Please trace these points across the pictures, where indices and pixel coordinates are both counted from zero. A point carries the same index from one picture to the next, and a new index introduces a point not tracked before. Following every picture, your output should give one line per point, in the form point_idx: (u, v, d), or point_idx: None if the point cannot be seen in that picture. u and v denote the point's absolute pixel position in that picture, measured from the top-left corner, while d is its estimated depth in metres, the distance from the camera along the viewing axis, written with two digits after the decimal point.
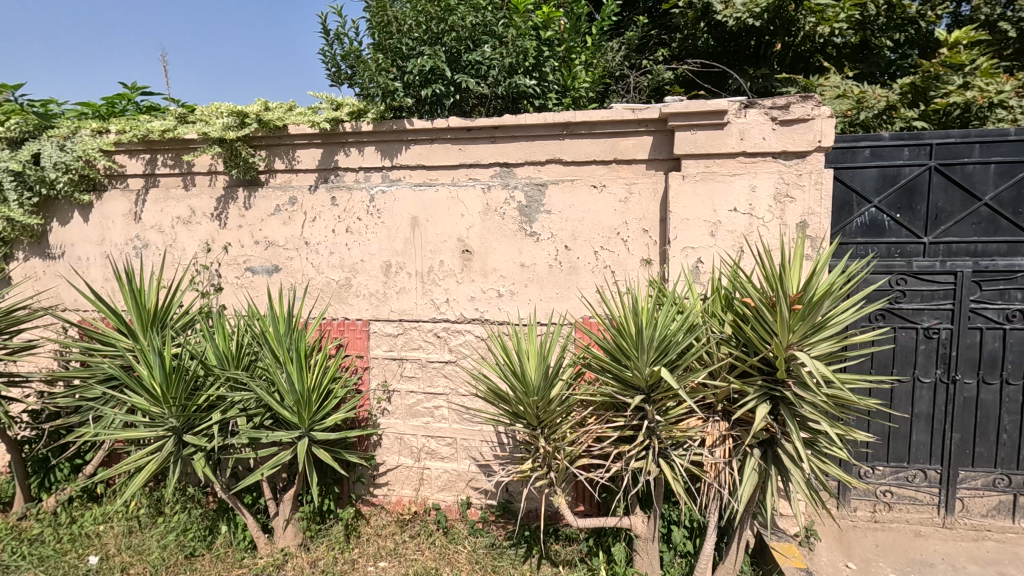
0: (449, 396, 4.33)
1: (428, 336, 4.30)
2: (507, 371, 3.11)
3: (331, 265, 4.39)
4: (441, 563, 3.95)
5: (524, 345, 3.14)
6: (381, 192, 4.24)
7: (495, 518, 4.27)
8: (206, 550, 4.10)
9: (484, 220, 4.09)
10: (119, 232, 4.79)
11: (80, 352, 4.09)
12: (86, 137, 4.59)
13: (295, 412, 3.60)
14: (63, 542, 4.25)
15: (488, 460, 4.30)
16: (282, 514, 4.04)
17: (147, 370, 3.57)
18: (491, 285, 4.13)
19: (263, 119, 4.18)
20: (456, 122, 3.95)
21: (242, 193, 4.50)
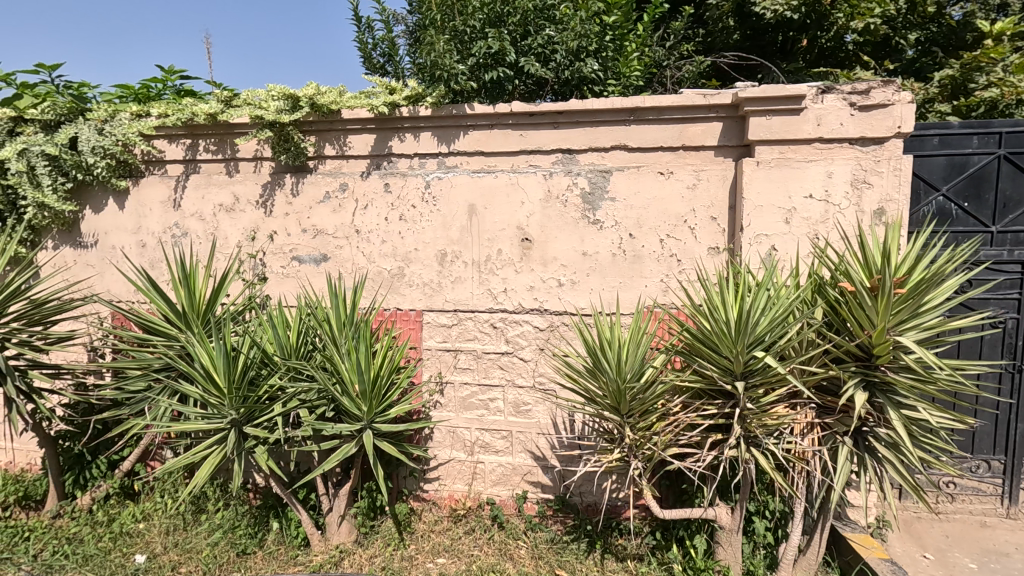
0: (505, 388, 4.24)
1: (484, 327, 4.21)
2: (594, 358, 3.02)
3: (383, 254, 4.28)
4: (503, 559, 3.85)
5: (608, 332, 3.04)
6: (436, 179, 4.14)
7: (552, 513, 4.18)
8: (258, 548, 3.96)
9: (545, 208, 4.00)
10: (156, 219, 4.62)
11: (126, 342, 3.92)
12: (126, 121, 4.43)
13: (360, 403, 3.48)
14: (104, 540, 4.08)
15: (544, 453, 4.22)
16: (337, 509, 3.92)
17: (208, 360, 3.42)
18: (551, 274, 4.04)
19: (317, 103, 4.05)
20: (520, 106, 3.86)
21: (289, 179, 4.37)
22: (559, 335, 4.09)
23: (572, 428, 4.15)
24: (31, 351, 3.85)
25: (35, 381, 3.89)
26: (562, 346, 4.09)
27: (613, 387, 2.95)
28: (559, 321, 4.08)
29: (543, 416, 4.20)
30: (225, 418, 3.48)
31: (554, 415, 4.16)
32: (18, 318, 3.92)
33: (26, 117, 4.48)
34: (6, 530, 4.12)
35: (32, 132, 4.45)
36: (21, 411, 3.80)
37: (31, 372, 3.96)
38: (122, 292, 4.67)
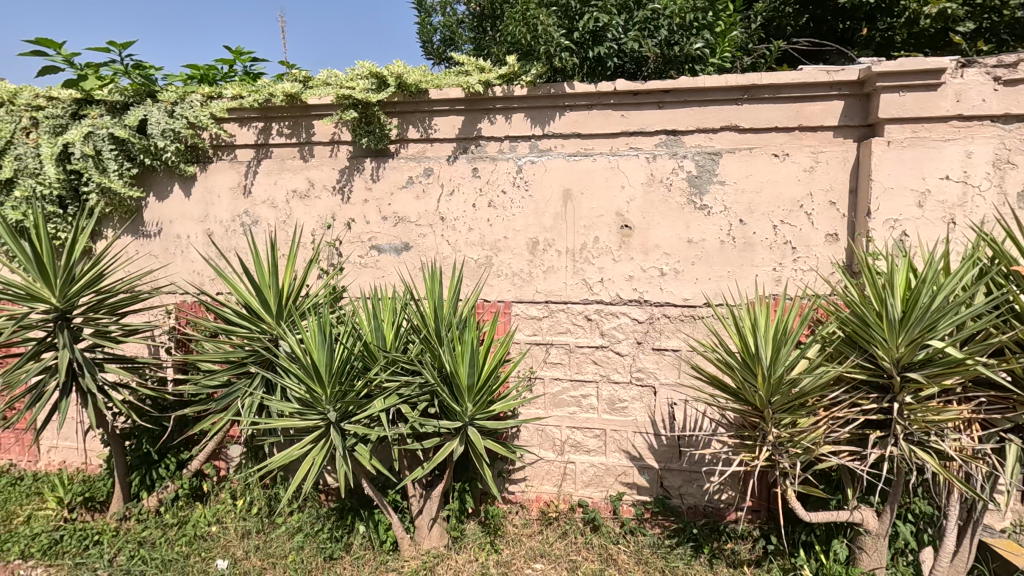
0: (599, 384, 4.01)
1: (578, 319, 3.98)
2: (740, 346, 2.80)
3: (470, 243, 4.06)
4: (606, 566, 3.63)
5: (756, 321, 2.78)
6: (530, 163, 3.92)
7: (651, 515, 3.96)
8: (345, 553, 3.74)
9: (647, 192, 3.78)
10: (225, 207, 4.41)
11: (207, 335, 3.72)
12: (197, 103, 4.21)
13: (464, 400, 3.26)
14: (179, 544, 3.88)
15: (641, 453, 4.00)
16: (429, 512, 3.72)
17: (305, 355, 3.19)
18: (652, 263, 3.82)
19: (405, 82, 3.84)
20: (625, 85, 3.65)
21: (369, 164, 4.15)
22: (659, 328, 3.88)
23: (671, 427, 3.94)
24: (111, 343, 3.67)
25: (113, 374, 3.70)
26: (664, 340, 3.88)
27: (761, 379, 2.72)
28: (660, 313, 3.86)
29: (640, 413, 3.98)
30: (320, 414, 3.26)
31: (652, 412, 3.96)
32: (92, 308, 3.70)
33: (92, 98, 4.28)
34: (76, 533, 3.92)
35: (98, 115, 4.25)
36: (101, 406, 3.62)
37: (107, 366, 3.77)
38: (188, 284, 4.46)
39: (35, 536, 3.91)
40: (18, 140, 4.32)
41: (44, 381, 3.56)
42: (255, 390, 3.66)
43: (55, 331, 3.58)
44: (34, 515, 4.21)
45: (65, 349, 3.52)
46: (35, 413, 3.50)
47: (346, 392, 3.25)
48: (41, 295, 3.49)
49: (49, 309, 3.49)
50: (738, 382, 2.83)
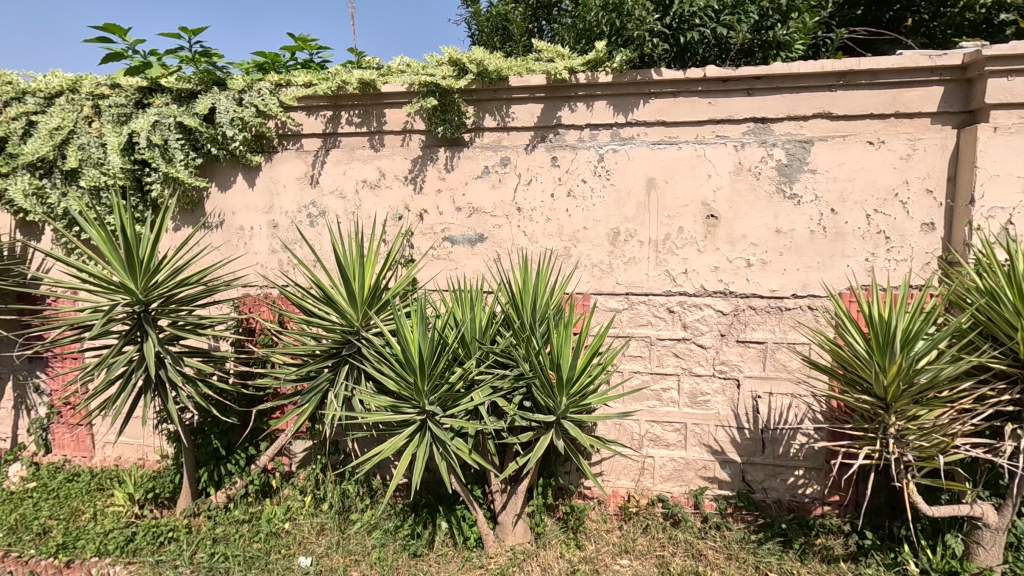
0: (680, 377, 3.94)
1: (659, 311, 3.91)
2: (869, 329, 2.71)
3: (547, 234, 3.98)
4: (696, 562, 3.56)
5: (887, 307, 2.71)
6: (612, 152, 3.84)
7: (733, 510, 3.90)
8: (429, 550, 3.67)
9: (735, 181, 3.71)
10: (291, 197, 4.32)
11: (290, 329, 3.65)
12: (266, 91, 4.12)
13: (561, 395, 3.17)
14: (255, 542, 3.81)
15: (723, 447, 3.94)
16: (513, 508, 3.65)
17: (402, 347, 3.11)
18: (739, 254, 3.75)
19: (486, 69, 3.76)
20: (716, 71, 3.56)
21: (443, 153, 4.06)
22: (744, 320, 3.81)
23: (755, 421, 3.87)
24: (192, 337, 3.78)
25: (193, 368, 3.81)
26: (749, 332, 3.81)
27: (892, 368, 2.60)
28: (746, 304, 3.80)
29: (723, 406, 3.91)
30: (415, 406, 3.21)
31: (736, 405, 3.89)
32: (169, 302, 3.79)
33: (158, 86, 4.19)
34: (150, 530, 3.85)
35: (164, 103, 4.16)
36: (184, 397, 3.77)
37: (187, 359, 3.89)
38: (253, 276, 4.38)
39: (108, 533, 3.86)
40: (81, 129, 4.24)
41: (128, 373, 3.72)
42: (343, 383, 3.61)
43: (138, 325, 3.72)
44: (101, 512, 4.15)
45: (149, 343, 3.65)
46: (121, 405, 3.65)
47: (441, 385, 3.18)
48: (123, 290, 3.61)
49: (128, 304, 3.57)
50: (864, 369, 2.73)
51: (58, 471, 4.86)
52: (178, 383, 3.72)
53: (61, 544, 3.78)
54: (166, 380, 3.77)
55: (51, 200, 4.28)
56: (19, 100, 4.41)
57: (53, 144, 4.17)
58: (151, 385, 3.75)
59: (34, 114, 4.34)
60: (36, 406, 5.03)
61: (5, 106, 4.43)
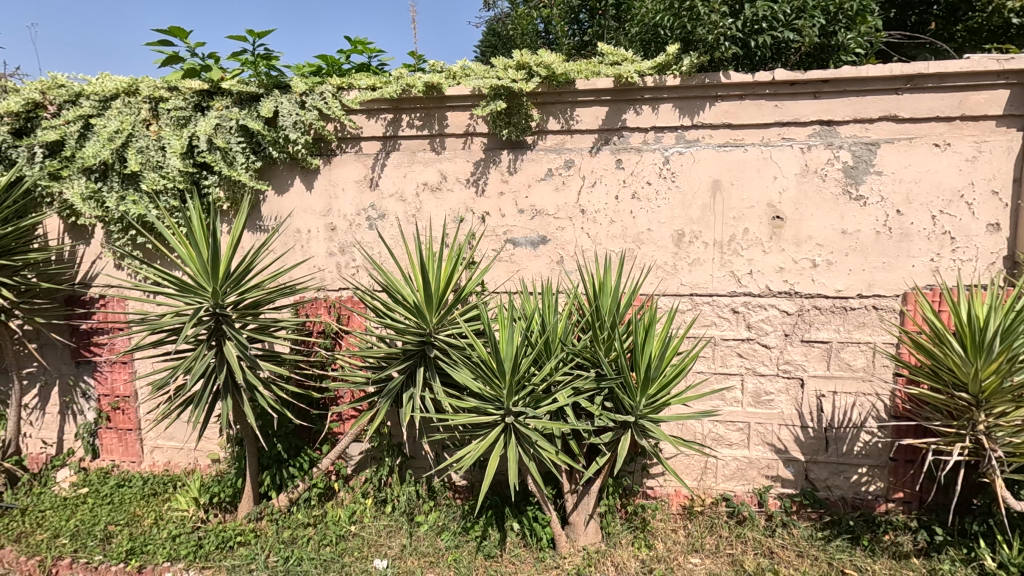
0: (744, 376, 3.99)
1: (724, 312, 3.95)
2: (965, 327, 2.82)
3: (612, 235, 4.00)
4: (769, 559, 3.59)
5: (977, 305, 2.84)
6: (677, 154, 3.88)
7: (798, 508, 3.94)
8: (502, 550, 3.69)
9: (801, 183, 3.76)
10: (350, 200, 4.32)
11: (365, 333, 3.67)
12: (328, 94, 4.12)
13: (644, 396, 3.20)
14: (325, 545, 3.82)
15: (787, 445, 3.99)
16: (586, 509, 3.66)
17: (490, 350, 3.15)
18: (804, 255, 3.80)
19: (555, 73, 3.79)
20: (784, 75, 3.61)
21: (506, 156, 4.08)
22: (809, 320, 3.86)
23: (819, 419, 3.93)
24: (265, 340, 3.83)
25: (269, 370, 3.88)
26: (813, 332, 3.86)
27: (994, 366, 2.74)
28: (810, 304, 3.85)
29: (786, 406, 3.96)
30: (500, 407, 3.25)
31: (800, 404, 3.94)
32: (240, 307, 3.84)
33: (218, 89, 4.18)
34: (218, 535, 3.84)
35: (225, 106, 4.16)
36: (262, 398, 3.85)
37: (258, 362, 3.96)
38: (310, 280, 4.37)
39: (175, 538, 3.84)
40: (139, 132, 4.20)
41: (205, 379, 3.78)
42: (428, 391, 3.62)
43: (213, 333, 3.79)
44: (164, 517, 4.12)
45: (229, 346, 3.73)
46: (201, 409, 3.71)
47: (525, 386, 3.21)
48: (200, 294, 3.68)
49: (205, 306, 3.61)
50: (960, 367, 2.84)
51: (107, 476, 4.80)
52: (259, 386, 3.79)
53: (129, 550, 3.75)
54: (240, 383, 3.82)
55: (109, 204, 4.26)
56: (74, 103, 4.38)
57: (113, 147, 4.14)
58: (228, 389, 3.82)
59: (90, 117, 4.31)
60: (84, 411, 4.99)
61: (59, 109, 4.40)
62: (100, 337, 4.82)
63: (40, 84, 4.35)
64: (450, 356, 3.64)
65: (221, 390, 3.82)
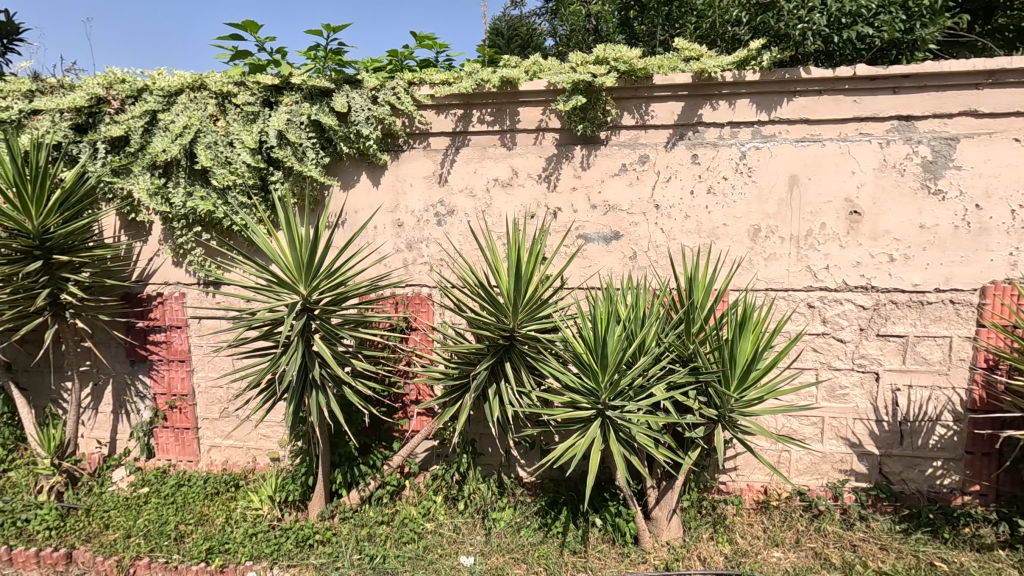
0: (819, 371, 4.00)
1: (799, 307, 3.97)
2: None
3: (686, 230, 4.01)
4: (852, 552, 3.60)
5: None
6: (754, 149, 3.89)
7: (873, 501, 3.96)
8: (586, 546, 3.68)
9: (879, 178, 3.78)
10: (418, 196, 4.30)
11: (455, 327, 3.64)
12: (400, 89, 4.10)
13: (740, 389, 3.22)
14: (405, 543, 3.80)
15: (861, 440, 4.00)
16: (669, 505, 3.65)
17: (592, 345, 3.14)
18: (882, 249, 3.82)
19: (634, 68, 3.79)
20: (866, 69, 3.62)
21: (579, 151, 4.08)
22: (885, 314, 3.88)
23: (895, 413, 3.94)
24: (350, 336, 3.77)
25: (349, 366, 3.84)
26: (889, 325, 3.88)
27: None
28: (886, 299, 3.86)
29: (861, 400, 3.98)
30: (597, 401, 3.24)
31: (875, 398, 3.96)
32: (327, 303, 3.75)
33: (288, 85, 4.15)
34: (296, 534, 3.82)
35: (295, 101, 4.13)
36: (349, 393, 3.81)
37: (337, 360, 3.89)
38: (376, 277, 4.34)
39: (253, 537, 3.82)
40: (207, 128, 4.15)
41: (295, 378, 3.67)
42: (515, 389, 3.61)
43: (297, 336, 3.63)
44: (236, 516, 4.09)
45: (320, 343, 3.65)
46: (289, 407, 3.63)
47: (623, 381, 3.20)
48: (290, 290, 3.60)
49: (300, 300, 3.55)
50: None
51: (165, 476, 4.74)
52: (352, 382, 3.74)
53: (209, 549, 3.72)
54: (323, 381, 3.75)
55: (175, 200, 4.22)
56: (137, 98, 4.33)
57: (182, 143, 4.10)
58: (321, 386, 3.75)
59: (155, 112, 4.26)
60: (138, 410, 4.93)
61: (122, 104, 4.35)
62: (156, 336, 4.76)
63: (103, 79, 4.30)
64: (534, 351, 3.62)
65: (311, 388, 3.74)
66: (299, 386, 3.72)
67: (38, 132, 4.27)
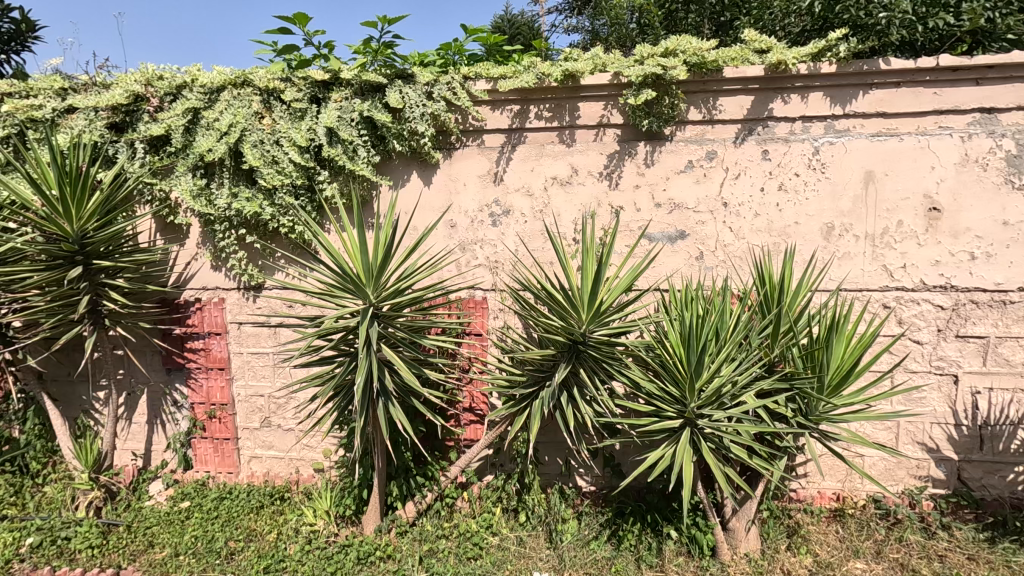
0: (894, 374, 3.85)
1: (875, 307, 3.82)
2: None
3: (756, 229, 3.85)
4: (941, 563, 3.43)
5: None
6: (827, 144, 3.74)
7: (953, 509, 3.81)
8: (662, 559, 3.52)
9: (960, 173, 3.64)
10: (472, 195, 4.13)
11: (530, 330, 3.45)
12: (456, 83, 3.93)
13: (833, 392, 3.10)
14: (470, 559, 3.63)
15: (939, 445, 3.86)
16: (748, 516, 3.50)
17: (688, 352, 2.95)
18: (962, 247, 3.67)
19: (705, 60, 3.64)
20: (950, 60, 3.47)
21: (643, 148, 3.92)
22: (965, 315, 3.73)
23: (974, 417, 3.80)
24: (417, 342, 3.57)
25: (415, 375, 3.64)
26: (970, 326, 3.73)
27: None
28: (967, 298, 3.72)
29: (939, 403, 3.83)
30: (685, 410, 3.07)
31: (953, 402, 3.81)
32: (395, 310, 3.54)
33: (337, 80, 3.97)
34: (355, 550, 3.65)
35: (345, 97, 3.96)
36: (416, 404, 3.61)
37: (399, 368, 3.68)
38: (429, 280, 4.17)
39: (310, 554, 3.64)
40: (252, 126, 3.97)
41: (363, 390, 3.44)
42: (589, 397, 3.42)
43: (367, 346, 3.39)
44: (288, 531, 3.92)
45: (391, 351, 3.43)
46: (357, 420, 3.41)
47: (712, 387, 3.04)
48: (356, 294, 3.42)
49: (371, 306, 3.36)
50: None
51: (205, 489, 4.54)
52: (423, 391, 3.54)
53: (264, 568, 3.54)
54: (388, 391, 3.54)
55: (219, 202, 4.03)
56: (176, 95, 4.14)
57: (227, 141, 3.91)
58: (389, 396, 3.55)
59: (197, 110, 4.08)
60: (175, 421, 4.73)
61: (161, 102, 4.16)
62: (194, 343, 4.57)
63: (141, 76, 4.11)
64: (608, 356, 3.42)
65: (377, 400, 3.53)
66: (366, 399, 3.49)
67: (73, 132, 4.08)
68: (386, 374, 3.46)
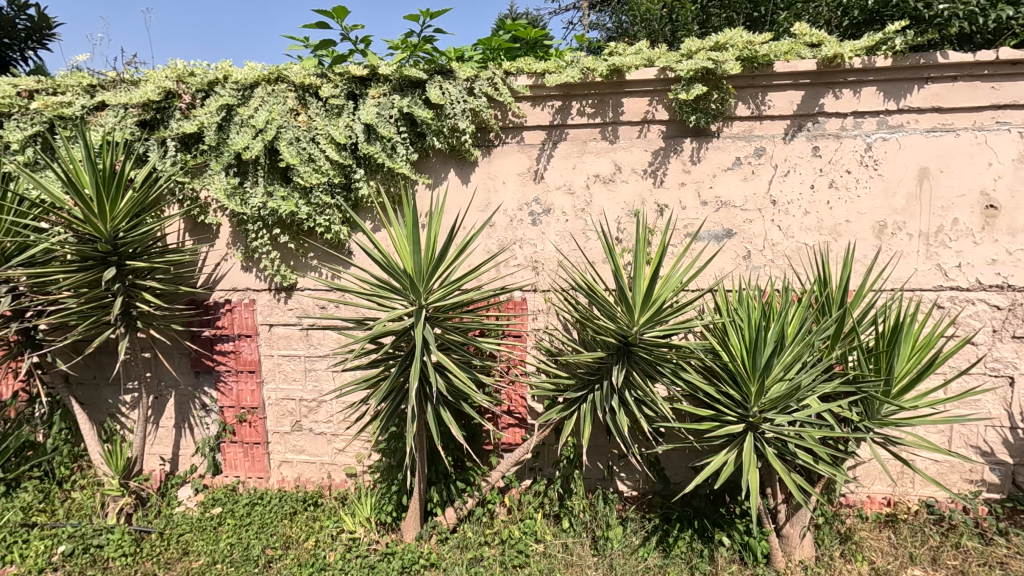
0: (948, 375, 3.76)
1: (928, 308, 3.72)
2: None
3: (806, 228, 3.76)
4: (1004, 570, 3.34)
5: None
6: (880, 140, 3.64)
7: (1009, 514, 3.71)
8: (715, 567, 3.43)
9: (1017, 170, 3.54)
10: (512, 193, 4.04)
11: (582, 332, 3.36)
12: (497, 78, 3.83)
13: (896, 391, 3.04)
14: (516, 567, 3.53)
15: (994, 449, 3.76)
16: (801, 522, 3.43)
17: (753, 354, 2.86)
18: (1020, 246, 3.58)
19: (756, 54, 3.54)
20: (1011, 53, 3.37)
21: (689, 144, 3.82)
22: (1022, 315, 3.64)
23: None
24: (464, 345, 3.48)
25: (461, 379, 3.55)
26: None
27: None
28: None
29: (994, 406, 3.74)
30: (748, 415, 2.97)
31: (1009, 404, 3.72)
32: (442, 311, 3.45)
33: (374, 75, 3.87)
34: (397, 558, 3.56)
35: (383, 93, 3.86)
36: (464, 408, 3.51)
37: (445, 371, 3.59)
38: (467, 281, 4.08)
39: (352, 562, 3.54)
40: (288, 123, 3.87)
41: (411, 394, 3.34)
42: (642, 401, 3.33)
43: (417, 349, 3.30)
44: (326, 538, 3.82)
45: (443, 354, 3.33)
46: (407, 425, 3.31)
47: (776, 390, 2.95)
48: (404, 294, 3.33)
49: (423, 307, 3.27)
50: None
51: (235, 495, 4.44)
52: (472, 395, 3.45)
53: None
54: (435, 395, 3.45)
55: (253, 201, 3.94)
56: (208, 92, 4.05)
57: (263, 139, 3.82)
58: (436, 400, 3.46)
59: (230, 107, 3.99)
60: (204, 425, 4.63)
61: (193, 99, 4.06)
62: (224, 345, 4.47)
63: (171, 72, 4.00)
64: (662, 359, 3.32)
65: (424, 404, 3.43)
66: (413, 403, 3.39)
67: (103, 129, 3.99)
68: (436, 377, 3.36)
